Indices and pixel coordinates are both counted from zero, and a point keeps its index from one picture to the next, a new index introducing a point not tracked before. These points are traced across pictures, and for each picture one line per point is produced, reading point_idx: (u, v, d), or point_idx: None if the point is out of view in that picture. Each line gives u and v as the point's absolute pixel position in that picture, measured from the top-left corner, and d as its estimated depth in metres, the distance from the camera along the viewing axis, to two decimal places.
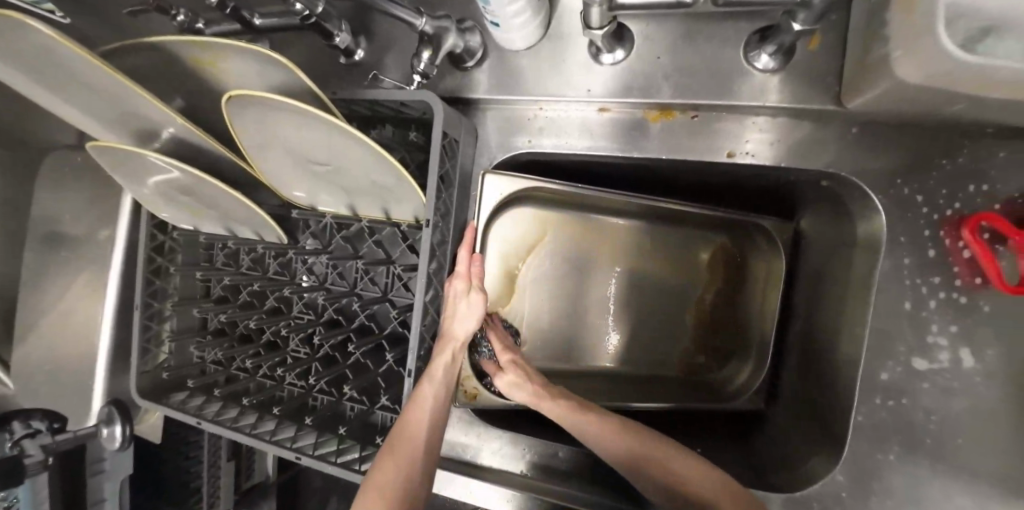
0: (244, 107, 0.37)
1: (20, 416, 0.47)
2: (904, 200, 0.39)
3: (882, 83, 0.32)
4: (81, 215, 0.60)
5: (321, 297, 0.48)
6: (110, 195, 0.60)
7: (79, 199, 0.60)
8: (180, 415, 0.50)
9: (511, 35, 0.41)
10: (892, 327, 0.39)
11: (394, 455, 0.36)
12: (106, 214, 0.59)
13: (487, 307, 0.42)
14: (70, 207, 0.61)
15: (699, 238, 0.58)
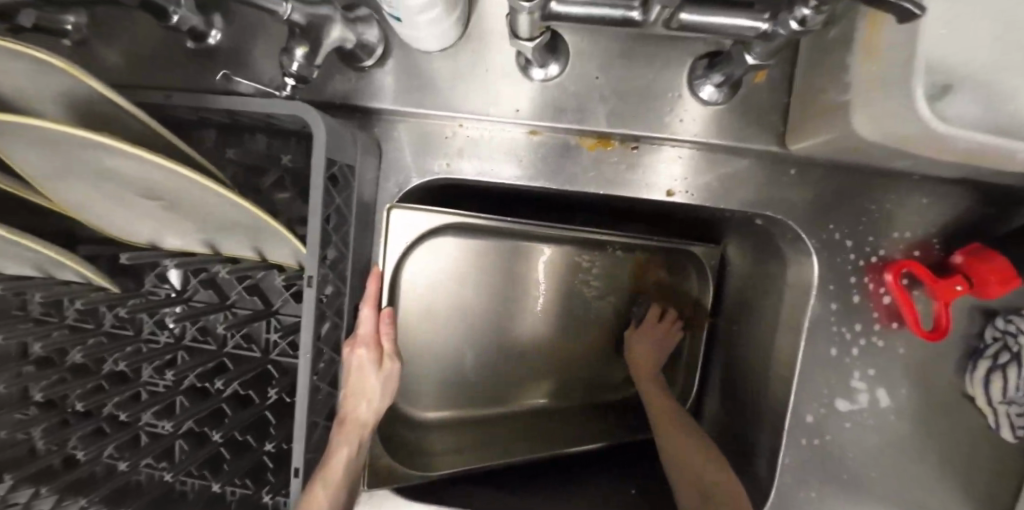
0: (4, 128, 0.24)
1: None
2: (833, 245, 0.38)
3: (831, 131, 0.29)
4: None
5: (174, 365, 0.36)
6: None
7: None
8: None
9: (418, 33, 0.32)
10: (819, 371, 0.39)
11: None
12: None
13: (402, 374, 0.36)
14: None
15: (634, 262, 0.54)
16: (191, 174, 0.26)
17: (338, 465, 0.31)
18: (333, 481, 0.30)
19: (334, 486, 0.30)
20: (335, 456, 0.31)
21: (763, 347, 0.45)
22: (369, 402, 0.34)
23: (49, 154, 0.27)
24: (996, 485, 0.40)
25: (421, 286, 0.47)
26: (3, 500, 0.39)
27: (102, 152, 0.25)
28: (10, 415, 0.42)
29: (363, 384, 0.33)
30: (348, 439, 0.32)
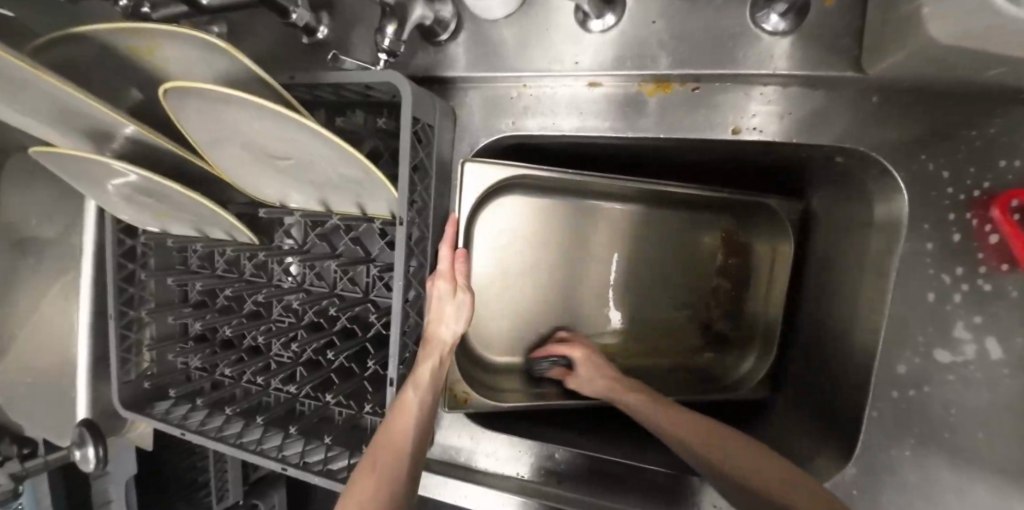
0: (185, 99, 0.32)
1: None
2: (928, 177, 0.35)
3: (909, 45, 0.28)
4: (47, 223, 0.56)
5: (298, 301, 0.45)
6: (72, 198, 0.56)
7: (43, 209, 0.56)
8: (161, 425, 0.47)
9: (488, 2, 0.37)
10: (912, 317, 0.36)
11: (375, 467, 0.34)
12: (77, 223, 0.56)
13: (475, 307, 0.39)
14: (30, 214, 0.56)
15: (702, 220, 0.54)
16: (310, 126, 0.32)
17: (426, 373, 0.36)
18: (416, 384, 0.36)
19: (418, 386, 0.36)
20: (421, 363, 0.37)
21: (850, 297, 0.43)
22: (449, 322, 0.38)
23: (212, 121, 0.35)
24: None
25: (493, 242, 0.51)
26: (172, 409, 0.51)
27: (250, 115, 0.33)
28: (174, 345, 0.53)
29: (445, 306, 0.38)
30: (430, 350, 0.38)
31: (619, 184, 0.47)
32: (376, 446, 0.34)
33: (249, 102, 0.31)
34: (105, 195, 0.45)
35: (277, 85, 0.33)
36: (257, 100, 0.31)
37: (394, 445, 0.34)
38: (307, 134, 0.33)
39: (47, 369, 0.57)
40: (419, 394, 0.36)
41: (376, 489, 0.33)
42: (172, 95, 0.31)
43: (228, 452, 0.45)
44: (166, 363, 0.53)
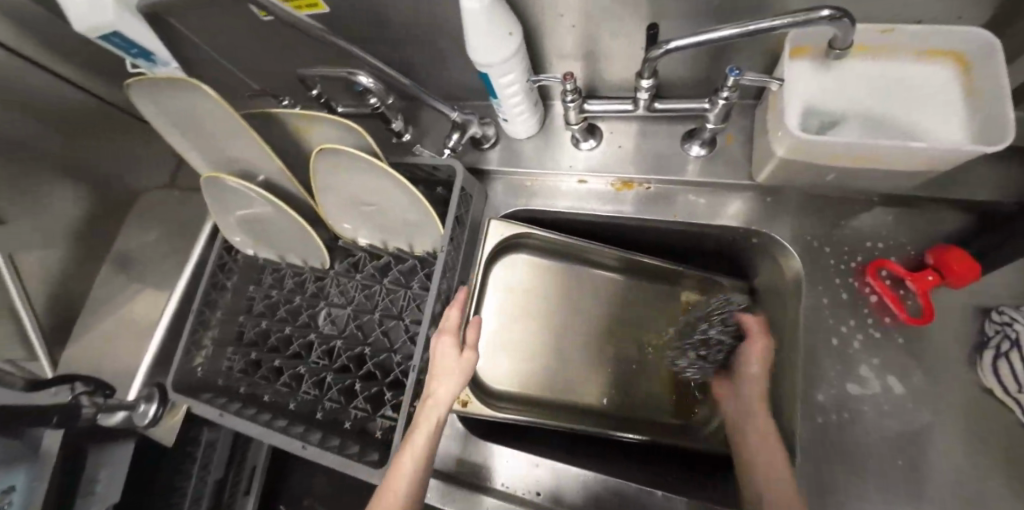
0: (328, 156, 0.50)
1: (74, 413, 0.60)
2: (815, 252, 0.50)
3: (769, 160, 0.45)
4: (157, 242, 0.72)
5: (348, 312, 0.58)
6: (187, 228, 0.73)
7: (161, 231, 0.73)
8: (204, 408, 0.57)
9: (516, 127, 0.58)
10: (823, 355, 0.46)
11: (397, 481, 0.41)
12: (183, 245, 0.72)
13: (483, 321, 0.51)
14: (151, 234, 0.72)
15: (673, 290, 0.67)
16: (404, 182, 0.50)
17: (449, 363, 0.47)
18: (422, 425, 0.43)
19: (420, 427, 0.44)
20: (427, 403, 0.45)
21: (782, 348, 0.53)
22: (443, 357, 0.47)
23: (335, 173, 0.53)
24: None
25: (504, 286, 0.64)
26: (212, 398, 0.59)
27: (366, 170, 0.50)
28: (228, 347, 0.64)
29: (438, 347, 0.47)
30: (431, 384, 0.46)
31: (601, 250, 0.62)
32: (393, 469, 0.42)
33: (372, 160, 0.49)
34: (226, 219, 0.62)
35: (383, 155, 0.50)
36: (377, 160, 0.48)
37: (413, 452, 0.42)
38: (399, 185, 0.51)
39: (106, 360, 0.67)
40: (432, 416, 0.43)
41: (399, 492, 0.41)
42: (324, 152, 0.49)
43: (256, 431, 0.53)
44: (218, 360, 0.63)
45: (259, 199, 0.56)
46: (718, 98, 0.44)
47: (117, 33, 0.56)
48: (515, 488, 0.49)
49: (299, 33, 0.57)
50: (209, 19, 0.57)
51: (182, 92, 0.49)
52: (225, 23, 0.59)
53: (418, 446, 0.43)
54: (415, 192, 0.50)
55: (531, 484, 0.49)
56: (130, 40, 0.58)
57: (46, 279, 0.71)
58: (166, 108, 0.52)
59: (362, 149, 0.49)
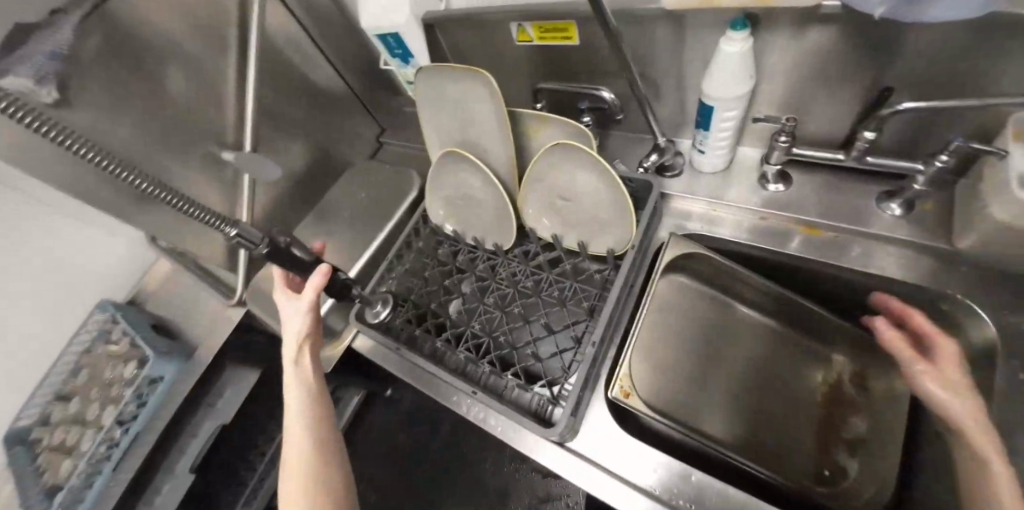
0: (561, 150, 0.61)
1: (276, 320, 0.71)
2: (1016, 326, 0.50)
3: (982, 226, 0.48)
4: (356, 198, 0.85)
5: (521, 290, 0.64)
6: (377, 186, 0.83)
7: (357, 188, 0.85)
8: (383, 339, 0.68)
9: (709, 160, 0.66)
10: (1021, 430, 0.46)
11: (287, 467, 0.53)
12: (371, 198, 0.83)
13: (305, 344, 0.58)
14: (352, 191, 0.85)
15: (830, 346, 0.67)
16: (619, 183, 0.59)
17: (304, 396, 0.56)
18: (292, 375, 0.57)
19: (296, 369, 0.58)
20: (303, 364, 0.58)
21: (965, 420, 0.51)
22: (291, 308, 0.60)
23: (554, 166, 0.64)
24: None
25: (666, 304, 0.67)
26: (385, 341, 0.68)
27: (589, 168, 0.61)
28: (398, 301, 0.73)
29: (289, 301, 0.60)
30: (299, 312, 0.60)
31: (763, 287, 0.65)
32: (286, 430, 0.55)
33: (600, 159, 0.59)
34: (434, 190, 0.74)
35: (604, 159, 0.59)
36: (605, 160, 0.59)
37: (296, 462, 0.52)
38: (611, 186, 0.61)
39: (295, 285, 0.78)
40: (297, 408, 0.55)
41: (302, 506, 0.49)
42: (561, 146, 0.61)
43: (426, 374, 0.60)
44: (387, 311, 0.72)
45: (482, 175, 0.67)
46: (936, 161, 0.50)
47: (399, 34, 0.72)
48: (585, 444, 0.56)
49: (539, 55, 0.70)
50: (469, 35, 0.73)
51: (460, 83, 0.63)
52: (478, 40, 0.73)
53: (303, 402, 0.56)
54: (623, 194, 0.59)
55: (601, 445, 0.56)
56: (404, 41, 0.73)
57: (266, 212, 0.86)
58: (438, 89, 0.66)
59: (595, 149, 0.59)
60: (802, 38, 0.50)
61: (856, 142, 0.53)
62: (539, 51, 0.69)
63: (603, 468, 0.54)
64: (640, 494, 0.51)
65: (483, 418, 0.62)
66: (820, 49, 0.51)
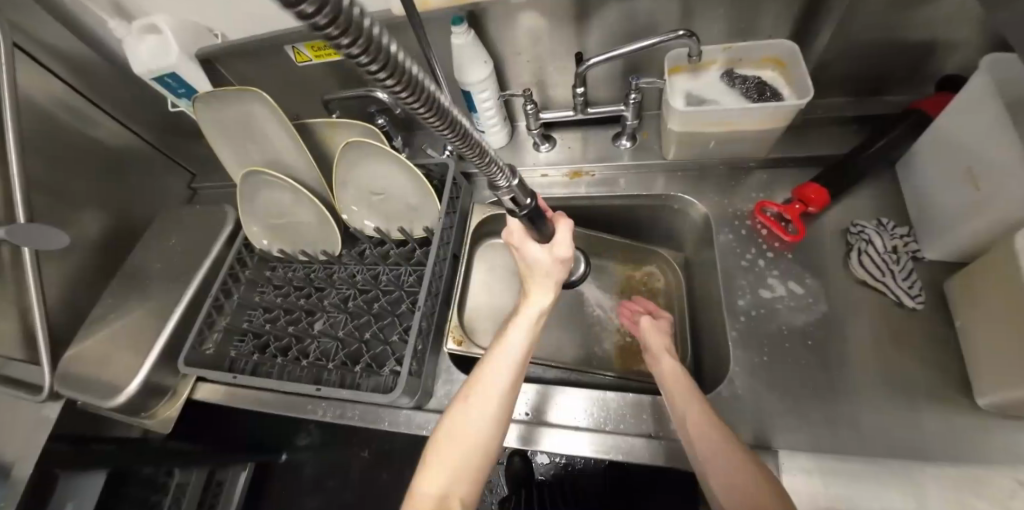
0: (356, 150, 0.64)
1: (109, 388, 0.65)
2: (720, 205, 0.66)
3: (674, 138, 0.64)
4: (167, 244, 0.79)
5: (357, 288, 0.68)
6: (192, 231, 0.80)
7: (170, 236, 0.81)
8: (219, 373, 0.64)
9: (491, 137, 0.76)
10: (736, 275, 0.61)
11: (442, 445, 0.45)
12: (185, 242, 0.79)
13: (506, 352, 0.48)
14: (162, 239, 0.80)
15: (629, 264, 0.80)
16: (415, 169, 0.64)
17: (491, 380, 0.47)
18: (526, 315, 0.50)
19: (535, 308, 0.50)
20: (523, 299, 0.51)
21: (710, 284, 0.66)
22: (557, 250, 0.48)
23: (356, 168, 0.67)
24: (922, 346, 0.54)
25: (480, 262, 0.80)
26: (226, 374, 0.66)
27: (387, 162, 0.65)
28: (236, 335, 0.70)
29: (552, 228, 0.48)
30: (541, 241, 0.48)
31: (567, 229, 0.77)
32: (462, 399, 0.47)
33: (393, 153, 0.63)
34: (249, 219, 0.72)
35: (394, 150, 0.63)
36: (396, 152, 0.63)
37: (483, 429, 0.45)
38: (411, 173, 0.65)
39: (106, 351, 0.70)
40: (508, 359, 0.47)
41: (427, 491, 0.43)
42: (352, 147, 0.63)
43: (273, 387, 0.60)
44: (225, 346, 0.69)
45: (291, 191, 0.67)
46: (629, 101, 0.64)
47: (176, 74, 0.73)
48: (542, 416, 0.60)
49: (325, 72, 0.75)
50: (255, 63, 0.76)
51: (236, 105, 0.62)
52: (264, 64, 0.77)
53: (518, 348, 0.48)
54: (423, 178, 0.64)
55: (552, 412, 0.60)
56: (184, 80, 0.75)
57: (64, 285, 0.76)
58: (216, 115, 0.64)
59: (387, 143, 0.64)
60: (518, 23, 0.62)
61: (575, 98, 0.66)
62: (325, 69, 0.75)
63: (552, 424, 0.59)
64: (589, 438, 0.57)
65: (341, 414, 0.62)
66: (536, 30, 0.63)
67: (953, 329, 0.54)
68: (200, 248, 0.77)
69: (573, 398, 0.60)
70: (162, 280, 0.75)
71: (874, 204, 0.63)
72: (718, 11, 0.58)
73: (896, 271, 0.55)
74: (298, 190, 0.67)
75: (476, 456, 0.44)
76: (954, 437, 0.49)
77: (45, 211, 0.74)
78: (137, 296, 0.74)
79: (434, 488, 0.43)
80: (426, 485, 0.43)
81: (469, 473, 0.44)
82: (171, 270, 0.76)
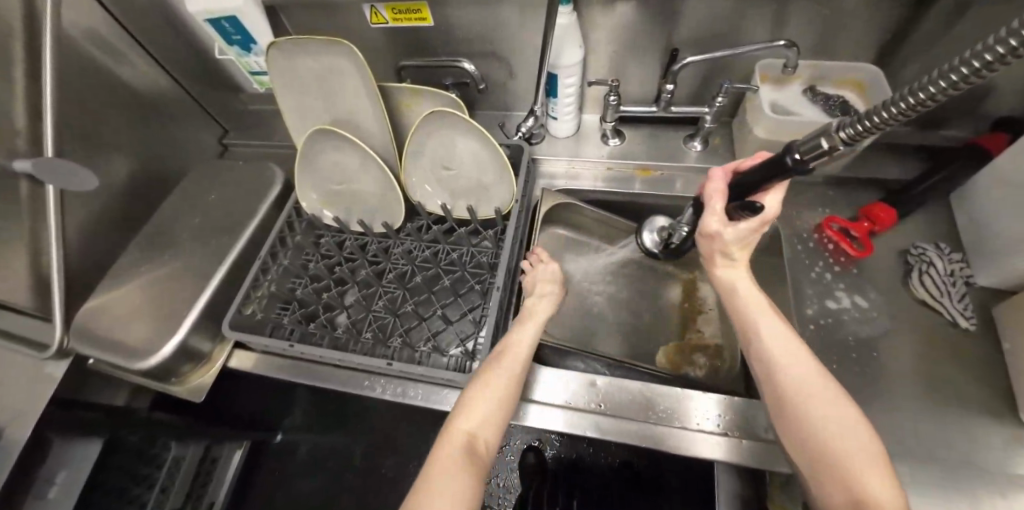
0: (436, 119, 0.62)
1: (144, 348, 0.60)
2: (786, 216, 0.68)
3: (752, 145, 0.65)
4: (206, 201, 0.74)
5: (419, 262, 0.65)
6: (233, 190, 0.75)
7: (207, 191, 0.75)
8: (272, 341, 0.59)
9: (561, 125, 0.75)
10: (803, 285, 0.63)
11: (477, 388, 0.47)
12: (226, 201, 0.74)
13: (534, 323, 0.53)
14: (199, 194, 0.75)
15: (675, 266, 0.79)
16: (495, 145, 0.62)
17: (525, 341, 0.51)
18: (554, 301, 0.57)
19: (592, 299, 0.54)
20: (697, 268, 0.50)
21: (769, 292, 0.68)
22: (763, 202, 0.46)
23: (431, 138, 0.64)
24: (973, 365, 0.57)
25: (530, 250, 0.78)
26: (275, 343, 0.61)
27: (467, 135, 0.63)
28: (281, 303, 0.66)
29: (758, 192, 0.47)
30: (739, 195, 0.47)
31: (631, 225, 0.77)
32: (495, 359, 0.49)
33: (475, 126, 0.61)
34: (305, 181, 0.68)
35: (477, 123, 0.61)
36: (480, 125, 0.61)
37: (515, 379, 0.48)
38: (491, 150, 0.63)
39: (135, 307, 0.64)
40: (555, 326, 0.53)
41: (464, 426, 0.44)
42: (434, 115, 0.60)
43: (335, 359, 0.56)
44: (270, 315, 0.64)
45: (360, 155, 0.64)
46: (714, 104, 0.64)
47: (235, 17, 0.68)
48: (584, 402, 0.59)
49: (396, 37, 0.72)
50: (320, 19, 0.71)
51: (317, 57, 0.59)
52: (329, 21, 0.72)
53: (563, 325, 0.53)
54: (503, 156, 0.63)
55: (595, 399, 0.59)
56: (243, 26, 0.70)
57: (87, 233, 0.70)
58: (292, 67, 0.61)
59: (470, 116, 0.62)
60: (616, 13, 0.61)
61: (662, 94, 0.66)
62: (398, 34, 0.72)
63: (605, 414, 0.58)
64: (641, 430, 0.56)
65: (402, 392, 0.59)
66: (633, 23, 0.63)
67: (1003, 351, 0.57)
68: (244, 208, 0.72)
69: (624, 387, 0.59)
70: (200, 237, 0.70)
71: (928, 230, 0.66)
72: (816, 27, 0.59)
73: (953, 292, 0.59)
74: (367, 154, 0.64)
75: (509, 399, 0.47)
76: (1005, 451, 0.52)
77: (74, 151, 0.67)
78: (169, 253, 0.68)
79: (469, 424, 0.44)
80: (466, 417, 0.45)
81: (499, 417, 0.46)
82: (210, 228, 0.71)
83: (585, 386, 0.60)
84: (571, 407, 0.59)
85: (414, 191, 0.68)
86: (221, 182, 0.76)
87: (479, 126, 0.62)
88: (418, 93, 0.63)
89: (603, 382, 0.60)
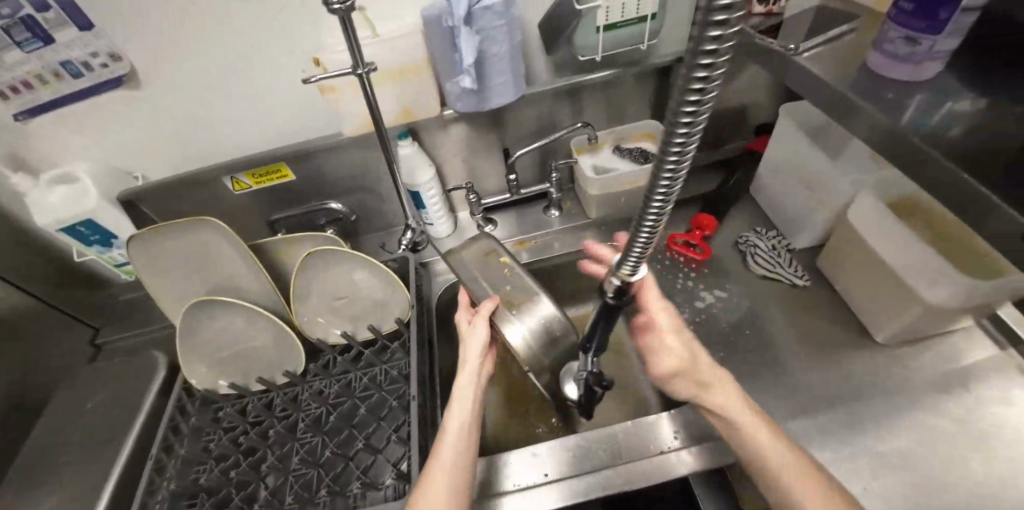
0: (314, 259, 0.66)
1: None
2: (644, 246, 0.80)
3: (594, 200, 0.78)
4: (82, 413, 0.67)
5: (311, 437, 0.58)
6: (112, 390, 0.69)
7: (86, 401, 0.69)
8: None
9: (439, 228, 0.83)
10: (674, 298, 0.73)
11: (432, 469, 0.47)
12: (108, 407, 0.67)
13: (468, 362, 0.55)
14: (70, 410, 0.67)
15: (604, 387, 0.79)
16: (378, 264, 0.67)
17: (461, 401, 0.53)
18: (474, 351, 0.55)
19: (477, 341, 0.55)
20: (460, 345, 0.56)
21: (657, 313, 0.78)
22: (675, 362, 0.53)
23: (315, 277, 0.67)
24: (823, 313, 0.69)
25: (448, 342, 0.80)
26: None
27: (350, 264, 0.68)
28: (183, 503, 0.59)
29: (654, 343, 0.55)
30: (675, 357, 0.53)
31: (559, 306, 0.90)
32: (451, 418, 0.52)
33: (353, 253, 0.66)
34: (191, 357, 0.66)
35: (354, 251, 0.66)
36: (358, 252, 0.66)
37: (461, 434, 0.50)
38: (375, 269, 0.68)
39: None
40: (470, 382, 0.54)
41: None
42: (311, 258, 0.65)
43: None
44: None
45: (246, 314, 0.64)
46: (551, 179, 0.79)
47: (91, 219, 0.71)
48: (527, 478, 0.58)
49: (265, 196, 0.77)
50: (181, 200, 0.74)
51: (182, 236, 0.61)
52: (194, 199, 0.76)
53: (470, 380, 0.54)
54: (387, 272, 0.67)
55: (535, 470, 0.59)
56: (101, 226, 0.73)
57: None
58: (156, 253, 0.62)
59: (346, 246, 0.67)
60: (452, 129, 0.73)
61: (510, 183, 0.78)
62: (266, 194, 0.77)
63: (551, 482, 0.58)
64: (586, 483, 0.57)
65: None
66: (470, 135, 0.75)
67: (836, 296, 0.70)
68: (129, 407, 0.67)
69: (559, 446, 0.61)
70: (77, 457, 0.62)
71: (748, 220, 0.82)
72: (602, 105, 0.77)
73: (782, 263, 0.72)
74: (253, 311, 0.64)
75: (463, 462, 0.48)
76: (874, 372, 0.62)
77: None
78: (46, 491, 0.60)
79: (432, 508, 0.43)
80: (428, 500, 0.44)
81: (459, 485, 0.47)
82: (88, 444, 0.63)
83: (527, 462, 0.60)
84: (514, 490, 0.57)
85: (312, 330, 0.69)
86: (99, 389, 0.70)
87: (358, 253, 0.66)
88: (292, 240, 0.67)
89: (545, 449, 0.61)
